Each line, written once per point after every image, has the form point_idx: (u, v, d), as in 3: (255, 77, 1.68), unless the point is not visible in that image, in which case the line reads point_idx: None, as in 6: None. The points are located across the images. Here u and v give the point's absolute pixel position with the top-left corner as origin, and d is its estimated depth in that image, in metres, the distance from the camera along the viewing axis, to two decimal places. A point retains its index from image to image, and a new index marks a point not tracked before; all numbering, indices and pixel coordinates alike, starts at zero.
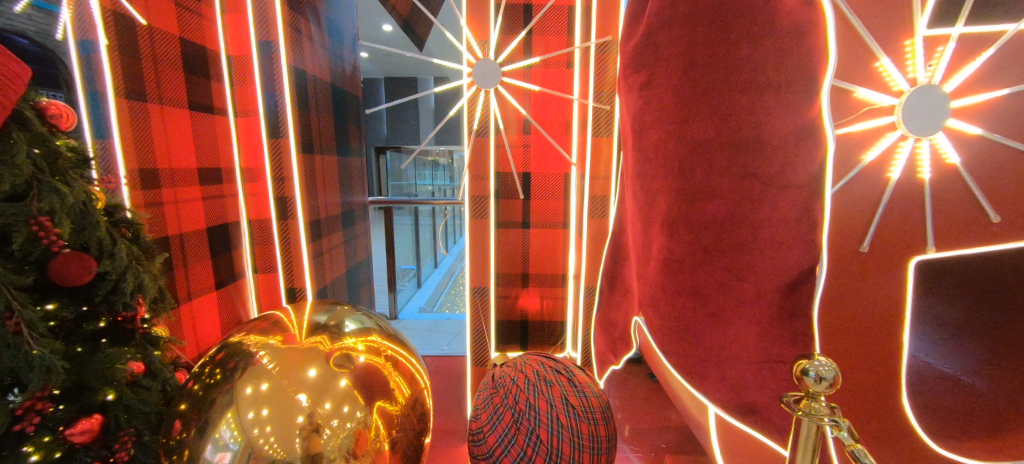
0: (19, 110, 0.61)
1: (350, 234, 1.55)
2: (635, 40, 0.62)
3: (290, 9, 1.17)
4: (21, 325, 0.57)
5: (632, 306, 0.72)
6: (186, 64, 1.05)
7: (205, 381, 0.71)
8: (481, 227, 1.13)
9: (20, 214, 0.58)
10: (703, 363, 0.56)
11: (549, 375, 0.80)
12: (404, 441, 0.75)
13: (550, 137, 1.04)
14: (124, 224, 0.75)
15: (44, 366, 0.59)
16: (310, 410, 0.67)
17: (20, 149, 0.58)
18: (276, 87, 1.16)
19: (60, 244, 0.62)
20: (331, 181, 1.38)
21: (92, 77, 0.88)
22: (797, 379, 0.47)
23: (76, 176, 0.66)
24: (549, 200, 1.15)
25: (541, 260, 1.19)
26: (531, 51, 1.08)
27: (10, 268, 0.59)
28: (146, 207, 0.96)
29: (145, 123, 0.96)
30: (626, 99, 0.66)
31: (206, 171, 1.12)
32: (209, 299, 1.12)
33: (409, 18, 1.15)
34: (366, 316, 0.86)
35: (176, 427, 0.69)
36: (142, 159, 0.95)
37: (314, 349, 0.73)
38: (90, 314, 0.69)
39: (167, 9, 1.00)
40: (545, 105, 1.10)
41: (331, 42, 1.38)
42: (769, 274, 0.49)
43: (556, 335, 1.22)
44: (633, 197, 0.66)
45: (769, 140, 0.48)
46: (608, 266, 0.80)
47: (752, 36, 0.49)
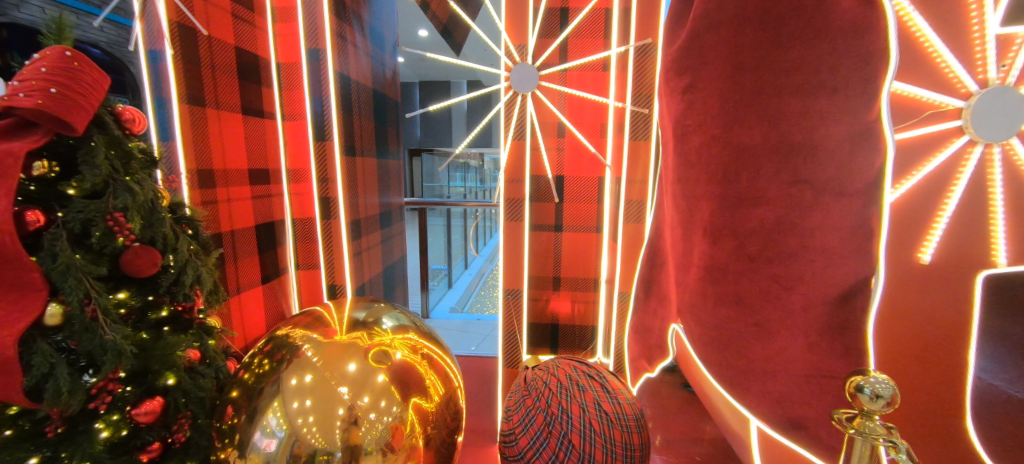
0: (99, 115, 0.67)
1: (387, 234, 1.60)
2: (677, 43, 0.61)
3: (337, 17, 1.22)
4: (97, 311, 0.63)
5: (670, 313, 0.71)
6: (240, 71, 1.13)
7: (255, 371, 0.75)
8: (516, 230, 1.13)
9: (99, 210, 0.63)
10: (744, 374, 0.54)
11: (580, 380, 0.80)
12: (437, 438, 0.78)
13: (584, 139, 1.03)
14: (185, 220, 0.81)
15: (116, 350, 0.64)
16: (350, 403, 0.70)
17: (100, 151, 0.64)
18: (323, 92, 1.19)
19: (131, 238, 0.67)
20: (370, 184, 1.43)
21: (160, 84, 0.96)
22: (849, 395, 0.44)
23: (144, 176, 0.72)
24: (582, 203, 1.15)
25: (573, 263, 1.18)
26: (566, 54, 1.09)
27: (89, 259, 0.64)
28: (202, 205, 1.03)
29: (204, 125, 1.03)
30: (664, 103, 0.65)
31: (255, 172, 1.18)
32: (255, 292, 1.18)
33: (447, 24, 1.18)
34: (402, 314, 0.89)
35: (228, 413, 0.73)
36: (200, 160, 1.02)
37: (354, 344, 0.76)
38: (155, 302, 0.74)
39: (225, 20, 1.08)
40: (580, 109, 1.10)
41: (373, 47, 1.43)
42: (821, 284, 0.47)
43: (587, 340, 1.21)
44: (671, 202, 0.65)
45: (823, 146, 0.46)
46: (643, 273, 0.79)
47: (805, 37, 0.47)
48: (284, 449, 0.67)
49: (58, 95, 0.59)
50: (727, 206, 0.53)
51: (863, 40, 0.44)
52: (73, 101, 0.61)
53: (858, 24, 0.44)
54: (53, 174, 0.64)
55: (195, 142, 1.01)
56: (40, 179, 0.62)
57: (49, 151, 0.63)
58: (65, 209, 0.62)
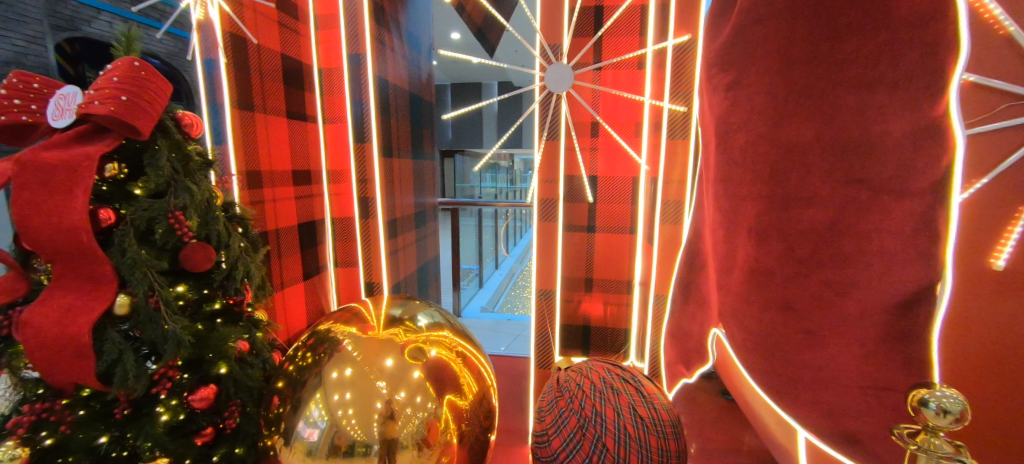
0: (162, 121, 0.72)
1: (421, 234, 1.63)
2: (719, 38, 0.59)
3: (377, 22, 1.25)
4: (160, 302, 0.67)
5: (710, 318, 0.68)
6: (285, 77, 1.18)
7: (298, 363, 0.78)
8: (549, 231, 1.13)
9: (162, 208, 0.68)
10: (791, 383, 0.51)
11: (614, 383, 0.78)
12: (471, 435, 0.79)
13: (618, 137, 1.00)
14: (236, 219, 0.85)
15: (175, 340, 0.68)
16: (388, 397, 0.71)
17: (163, 154, 0.69)
18: (362, 95, 1.23)
19: (190, 236, 0.71)
20: (405, 184, 1.47)
21: (214, 91, 1.03)
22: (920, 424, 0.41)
23: (201, 177, 0.77)
24: (616, 203, 1.13)
25: (606, 265, 1.17)
26: (600, 53, 1.08)
27: (152, 253, 0.69)
28: (250, 205, 1.09)
29: (253, 129, 1.09)
30: (704, 101, 0.63)
31: (298, 173, 1.24)
32: (297, 288, 1.23)
33: (482, 26, 1.19)
34: (436, 311, 0.90)
35: (274, 402, 0.77)
36: (249, 162, 1.08)
37: (392, 340, 0.78)
38: (210, 296, 0.78)
39: (272, 29, 1.13)
40: (614, 108, 1.09)
41: (409, 51, 1.47)
42: (879, 290, 0.44)
43: (620, 343, 1.19)
44: (712, 203, 0.63)
45: (883, 142, 0.43)
46: (681, 276, 0.77)
47: (863, 28, 0.45)
48: (325, 440, 0.70)
49: (128, 102, 0.64)
50: (774, 206, 0.51)
51: (929, 29, 0.41)
52: (140, 107, 0.65)
53: (924, 12, 0.42)
54: (123, 175, 0.69)
55: (246, 144, 1.07)
56: (111, 180, 0.68)
57: (120, 154, 0.69)
58: (132, 208, 0.67)
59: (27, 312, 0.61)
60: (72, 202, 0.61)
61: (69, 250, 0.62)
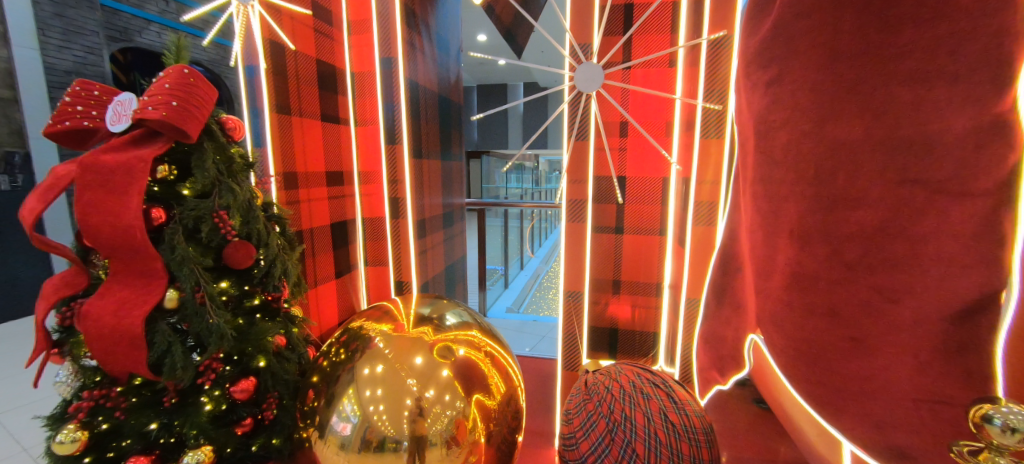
0: (208, 125, 0.76)
1: (449, 233, 1.65)
2: (759, 34, 0.57)
3: (409, 26, 1.28)
4: (205, 297, 0.71)
5: (746, 323, 0.66)
6: (320, 81, 1.22)
7: (332, 359, 0.81)
8: (577, 232, 1.12)
9: (208, 208, 0.72)
10: (836, 392, 0.49)
11: (644, 387, 0.77)
12: (499, 435, 0.79)
13: (650, 137, 0.98)
14: (274, 218, 0.89)
15: (219, 333, 0.72)
16: (418, 395, 0.72)
17: (209, 156, 0.73)
18: (394, 98, 1.25)
19: (233, 234, 0.75)
20: (434, 185, 1.48)
21: (254, 95, 1.07)
22: (983, 441, 0.38)
23: (243, 179, 0.80)
24: (646, 204, 1.11)
25: (635, 267, 1.15)
26: (630, 52, 1.06)
27: (199, 251, 0.73)
28: (287, 205, 1.13)
29: (290, 132, 1.13)
30: (742, 98, 0.61)
31: (331, 174, 1.28)
32: (330, 286, 1.27)
33: (511, 27, 1.19)
34: (464, 311, 0.91)
35: (309, 396, 0.79)
36: (286, 164, 1.12)
37: (421, 338, 0.79)
38: (250, 292, 0.82)
39: (308, 35, 1.17)
40: (645, 107, 1.07)
41: (438, 54, 1.49)
42: (936, 297, 0.42)
43: (648, 346, 1.17)
44: (749, 204, 0.61)
45: (940, 140, 0.41)
46: (715, 279, 0.75)
47: (919, 20, 0.42)
48: (357, 434, 0.72)
49: (179, 108, 0.68)
50: (819, 207, 0.48)
51: (995, 18, 0.38)
52: (189, 112, 0.69)
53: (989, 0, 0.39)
54: (173, 177, 0.73)
55: (283, 146, 1.11)
56: (162, 181, 0.72)
57: (170, 157, 0.73)
58: (181, 207, 0.71)
59: (88, 305, 0.66)
60: (127, 202, 0.65)
61: (125, 247, 0.66)
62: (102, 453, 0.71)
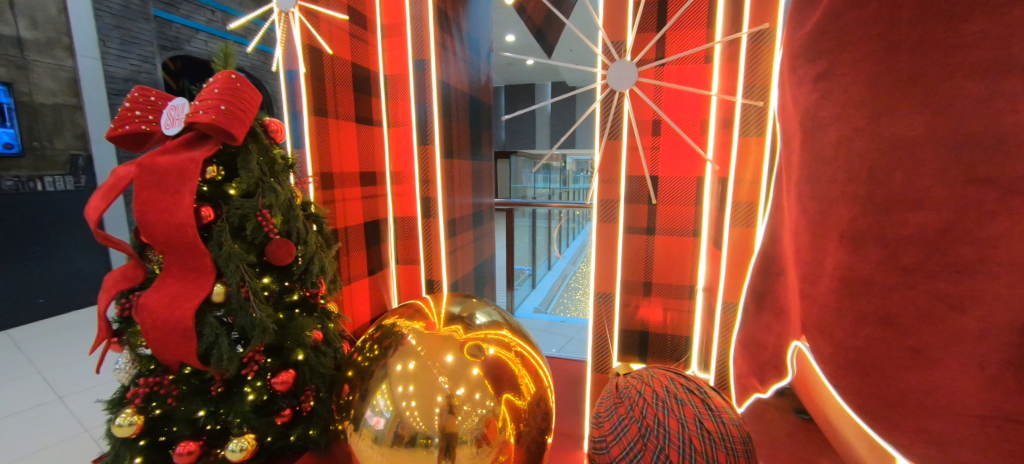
0: (252, 128, 0.79)
1: (478, 233, 1.66)
2: (804, 26, 0.54)
3: (441, 28, 1.29)
4: (249, 292, 0.74)
5: (789, 329, 0.63)
6: (355, 84, 1.26)
7: (366, 354, 0.83)
8: (608, 232, 1.10)
9: (252, 207, 0.75)
10: (892, 406, 0.46)
11: (678, 392, 0.75)
12: (528, 435, 0.79)
13: (685, 135, 0.95)
14: (312, 217, 0.92)
15: (261, 326, 0.75)
16: (448, 392, 0.73)
17: (253, 157, 0.76)
18: (426, 99, 1.27)
19: (274, 232, 0.78)
20: (464, 185, 1.50)
21: (294, 98, 1.12)
22: None
23: (284, 179, 0.84)
24: (679, 204, 1.08)
25: (668, 269, 1.12)
26: (664, 48, 1.03)
27: (244, 247, 0.76)
28: (324, 204, 1.17)
29: (327, 134, 1.16)
30: (787, 93, 0.58)
31: (365, 175, 1.31)
32: (363, 283, 1.31)
33: (542, 27, 1.19)
34: (494, 310, 0.92)
35: (345, 390, 0.82)
36: (323, 165, 1.16)
37: (452, 336, 0.80)
38: (289, 288, 0.85)
39: (344, 40, 1.21)
40: (680, 105, 1.04)
41: (469, 54, 1.50)
42: (1006, 306, 0.38)
43: (680, 350, 1.14)
44: (794, 205, 0.58)
45: (1012, 136, 0.37)
46: (754, 283, 0.72)
47: (988, 7, 0.39)
48: (390, 429, 0.73)
49: (226, 111, 0.72)
50: (874, 208, 0.45)
51: None
52: (235, 115, 0.72)
53: None
54: (220, 177, 0.77)
55: (321, 147, 1.15)
56: (211, 182, 0.76)
57: (218, 158, 0.77)
58: (227, 206, 0.75)
59: (144, 297, 0.70)
60: (180, 201, 0.69)
61: (177, 243, 0.70)
62: (155, 436, 0.76)
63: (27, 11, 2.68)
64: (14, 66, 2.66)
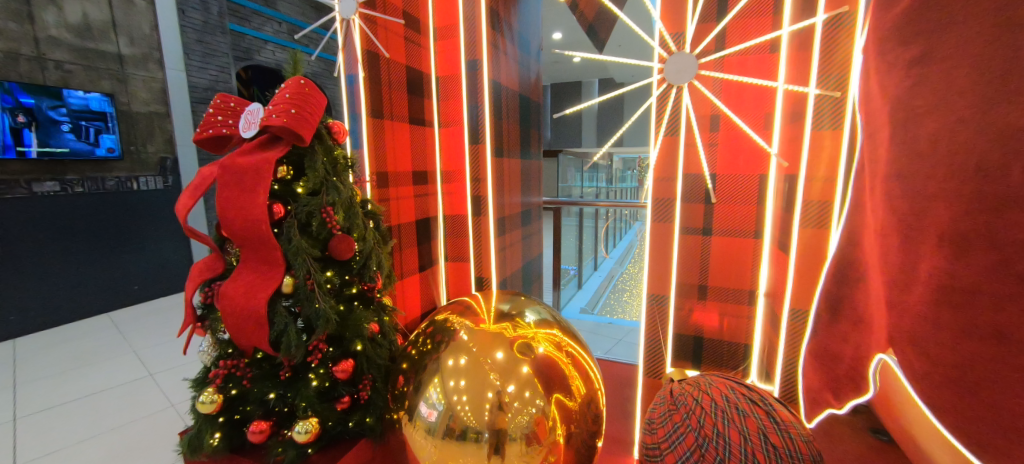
0: (319, 130, 0.84)
1: (526, 232, 1.66)
2: (894, 7, 0.49)
3: (493, 28, 1.31)
4: (314, 284, 0.79)
5: (871, 340, 0.57)
6: (409, 86, 1.30)
7: (420, 347, 0.85)
8: (663, 232, 1.06)
9: (318, 204, 0.80)
10: (1002, 432, 0.40)
11: (740, 403, 0.71)
12: (579, 436, 0.78)
13: (748, 129, 0.88)
14: (370, 214, 0.96)
15: (324, 317, 0.79)
16: (499, 389, 0.74)
17: (319, 158, 0.81)
18: (478, 99, 1.29)
19: (337, 228, 0.82)
20: (513, 184, 1.50)
21: (353, 101, 1.17)
22: None
23: (346, 178, 0.88)
24: (741, 203, 1.02)
25: (726, 272, 1.06)
26: (726, 39, 0.98)
27: (310, 242, 0.81)
28: (380, 202, 1.22)
29: (383, 135, 1.21)
30: (872, 82, 0.53)
31: (417, 174, 1.35)
32: (414, 279, 1.35)
33: (594, 22, 1.16)
34: (543, 308, 0.91)
35: (400, 381, 0.85)
36: (379, 164, 1.21)
37: (502, 334, 0.81)
38: (349, 281, 0.89)
39: (399, 44, 1.25)
40: (742, 99, 0.98)
41: (520, 53, 1.51)
42: None
43: (739, 358, 1.08)
44: (880, 205, 0.52)
45: None
46: (828, 289, 0.67)
47: None
48: (441, 422, 0.74)
49: (296, 115, 0.76)
50: (982, 209, 0.40)
51: None
52: (304, 118, 0.77)
53: None
54: (289, 177, 0.82)
55: (377, 148, 1.20)
56: (282, 181, 0.81)
57: (288, 159, 0.82)
58: (296, 204, 0.80)
59: (224, 287, 0.77)
60: (255, 199, 0.74)
61: (252, 238, 0.75)
62: (231, 415, 0.84)
63: (126, 30, 3.00)
64: (116, 79, 2.97)
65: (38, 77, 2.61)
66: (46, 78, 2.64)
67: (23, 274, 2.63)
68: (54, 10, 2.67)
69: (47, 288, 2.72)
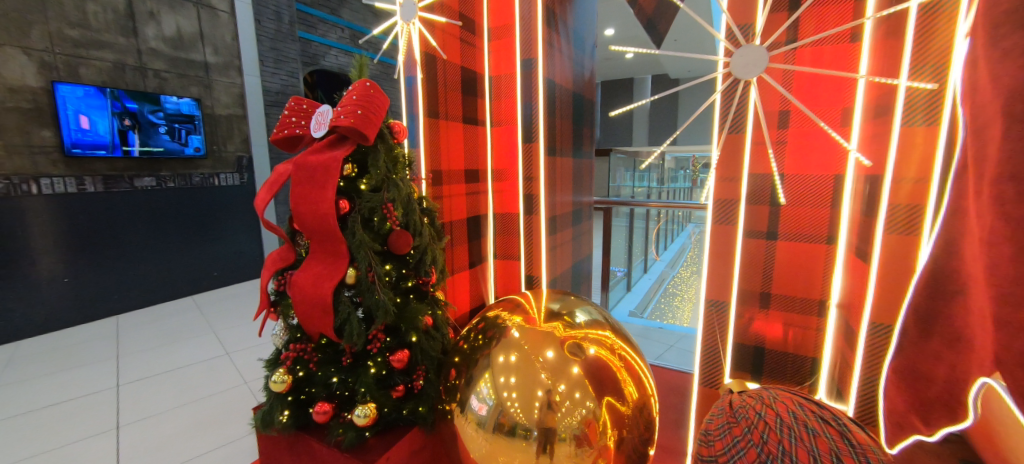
0: (382, 130, 0.88)
1: (577, 231, 1.64)
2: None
3: (548, 26, 1.30)
4: (375, 276, 0.83)
5: (971, 361, 0.51)
6: (463, 86, 1.33)
7: (471, 342, 0.87)
8: (725, 235, 1.01)
9: (379, 200, 0.84)
10: None
11: (809, 420, 0.66)
12: (630, 442, 0.77)
13: (821, 122, 0.79)
14: (427, 211, 1.00)
15: (383, 308, 0.83)
16: (549, 387, 0.73)
17: (381, 156, 0.85)
18: (532, 97, 1.29)
19: (396, 223, 0.86)
20: (565, 183, 1.49)
21: (411, 102, 1.21)
22: None
23: (405, 175, 0.92)
24: (812, 205, 0.95)
25: (793, 279, 0.99)
26: (800, 29, 0.91)
27: (372, 236, 0.86)
28: (435, 199, 1.26)
29: (438, 134, 1.25)
30: (980, 72, 0.47)
31: (469, 172, 1.38)
32: (464, 275, 1.38)
33: (653, 16, 1.12)
34: (594, 309, 0.90)
35: (452, 374, 0.87)
36: (435, 163, 1.24)
37: (552, 333, 0.81)
38: (406, 275, 0.93)
39: (455, 45, 1.29)
40: (818, 93, 0.91)
41: (574, 51, 1.49)
42: None
43: (806, 372, 1.01)
44: (987, 210, 0.47)
45: None
46: (918, 303, 0.60)
47: None
48: (491, 417, 0.76)
49: (362, 115, 0.81)
50: None
51: None
52: (368, 119, 0.81)
53: None
54: (354, 174, 0.87)
55: (433, 147, 1.24)
56: (347, 178, 0.86)
57: (353, 157, 0.87)
58: (359, 200, 0.84)
59: (295, 276, 0.83)
60: (324, 194, 0.79)
61: (320, 231, 0.80)
62: (299, 395, 0.90)
63: (212, 40, 3.31)
64: (202, 85, 3.28)
65: (140, 85, 2.95)
66: (146, 86, 2.99)
67: (126, 259, 2.98)
68: (154, 25, 3.00)
69: (144, 272, 3.07)
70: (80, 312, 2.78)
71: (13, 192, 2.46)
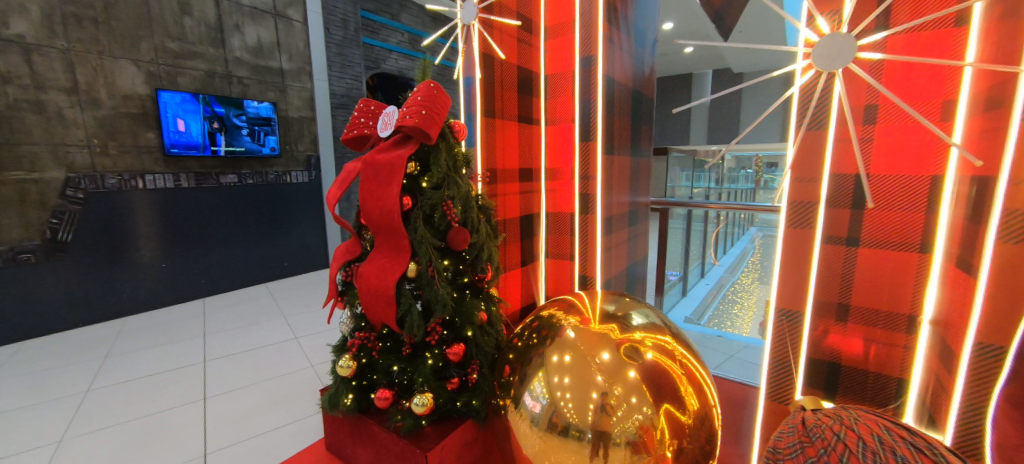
0: (443, 129, 0.91)
1: (632, 232, 1.60)
2: None
3: (609, 22, 1.27)
4: (434, 270, 0.86)
5: None
6: (519, 86, 1.34)
7: (525, 340, 0.88)
8: (799, 239, 0.93)
9: (440, 197, 0.87)
10: None
11: (898, 447, 0.59)
12: (689, 453, 0.74)
13: (919, 118, 0.68)
14: (484, 209, 1.02)
15: (441, 301, 0.86)
16: (604, 390, 0.72)
17: (443, 155, 0.87)
18: (590, 96, 1.27)
19: (456, 220, 0.88)
20: (622, 183, 1.46)
21: (469, 102, 1.25)
22: None
23: (465, 173, 0.94)
24: (904, 208, 0.86)
25: (880, 291, 0.90)
26: (893, 15, 0.82)
27: (432, 232, 0.89)
28: (490, 198, 1.28)
29: (495, 134, 1.26)
30: None
31: (523, 171, 1.39)
32: (515, 273, 1.41)
33: (721, 8, 1.06)
34: (651, 312, 0.87)
35: (506, 370, 0.88)
36: (490, 161, 1.26)
37: (608, 335, 0.79)
38: (462, 271, 0.95)
39: (512, 44, 1.29)
40: (915, 85, 0.82)
41: (634, 47, 1.45)
42: None
43: (889, 393, 0.92)
44: None
45: None
46: None
47: None
48: (545, 416, 0.76)
49: (426, 115, 0.84)
50: None
51: None
52: (432, 118, 0.84)
53: None
54: (416, 172, 0.91)
55: (490, 146, 1.26)
56: (410, 176, 0.90)
57: (416, 156, 0.90)
58: (421, 197, 0.88)
59: (362, 267, 0.88)
60: (389, 191, 0.83)
61: (385, 226, 0.85)
62: (362, 380, 0.96)
63: (288, 49, 3.58)
64: (278, 90, 3.56)
65: (226, 91, 3.26)
66: (231, 91, 3.29)
67: (213, 248, 3.31)
68: (239, 36, 3.29)
69: (227, 260, 3.39)
70: (174, 294, 3.12)
71: (124, 187, 2.83)
